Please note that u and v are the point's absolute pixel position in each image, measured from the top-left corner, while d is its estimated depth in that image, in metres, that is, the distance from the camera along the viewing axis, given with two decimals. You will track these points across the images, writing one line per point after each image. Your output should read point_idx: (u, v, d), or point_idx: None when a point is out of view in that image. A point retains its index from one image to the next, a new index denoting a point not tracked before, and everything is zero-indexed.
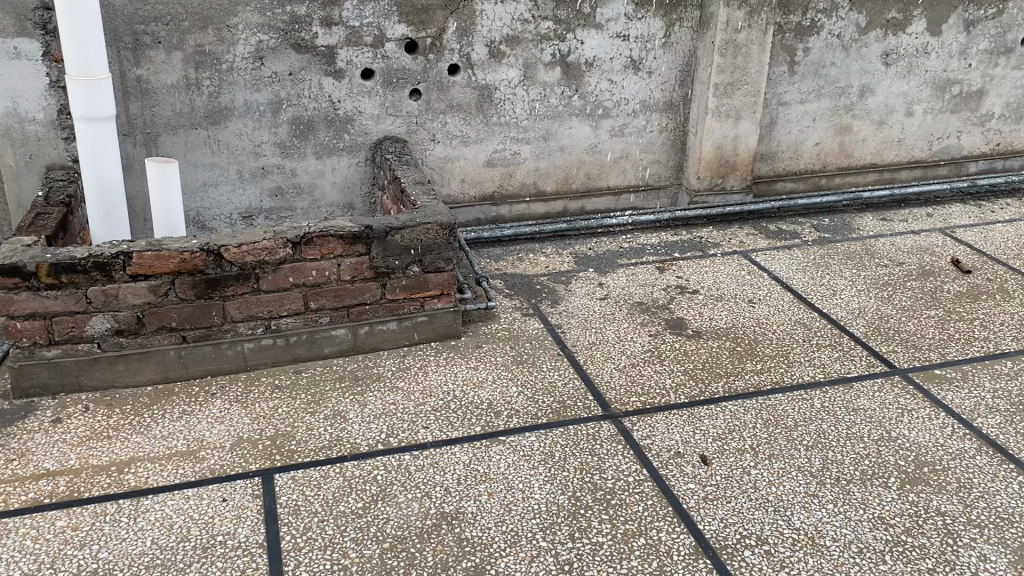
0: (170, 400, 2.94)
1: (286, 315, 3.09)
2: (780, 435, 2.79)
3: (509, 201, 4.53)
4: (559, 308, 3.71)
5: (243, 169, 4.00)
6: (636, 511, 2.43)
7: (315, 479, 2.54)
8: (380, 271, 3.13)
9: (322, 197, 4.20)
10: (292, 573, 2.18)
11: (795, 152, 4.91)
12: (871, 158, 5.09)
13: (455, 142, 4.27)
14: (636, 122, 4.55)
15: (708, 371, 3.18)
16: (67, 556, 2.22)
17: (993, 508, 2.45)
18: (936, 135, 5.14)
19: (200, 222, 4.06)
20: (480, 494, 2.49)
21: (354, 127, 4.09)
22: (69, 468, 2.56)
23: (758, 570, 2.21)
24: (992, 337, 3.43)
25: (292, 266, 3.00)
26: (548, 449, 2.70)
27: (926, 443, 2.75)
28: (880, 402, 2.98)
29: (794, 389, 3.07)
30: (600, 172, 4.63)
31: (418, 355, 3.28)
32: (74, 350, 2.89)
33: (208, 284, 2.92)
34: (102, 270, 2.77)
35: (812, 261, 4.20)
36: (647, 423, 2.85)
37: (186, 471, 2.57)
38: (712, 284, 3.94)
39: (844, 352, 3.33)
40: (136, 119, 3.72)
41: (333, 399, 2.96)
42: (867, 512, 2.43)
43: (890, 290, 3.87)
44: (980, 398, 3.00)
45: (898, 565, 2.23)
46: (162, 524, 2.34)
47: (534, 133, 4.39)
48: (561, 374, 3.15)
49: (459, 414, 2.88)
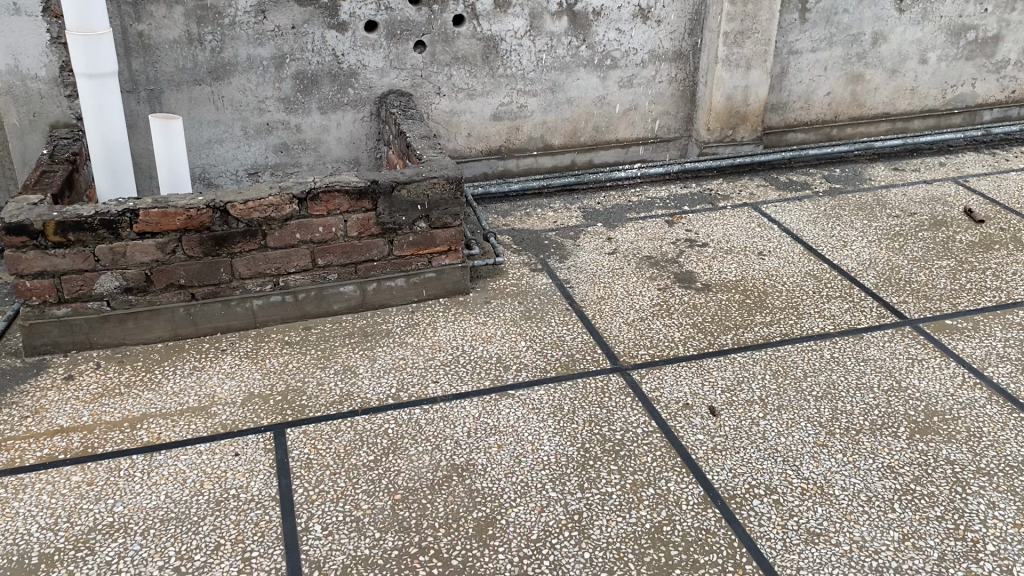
0: (180, 356, 2.96)
1: (294, 271, 3.09)
2: (790, 385, 2.79)
3: (516, 155, 4.49)
4: (567, 262, 3.69)
5: (248, 125, 3.97)
6: (645, 462, 2.44)
7: (327, 433, 2.56)
8: (387, 226, 3.12)
9: (329, 152, 4.17)
10: (306, 525, 2.20)
11: (806, 102, 4.84)
12: (883, 107, 5.01)
13: (461, 95, 4.22)
14: (644, 72, 4.48)
15: (718, 323, 3.17)
16: (84, 510, 2.24)
17: (1003, 456, 2.45)
18: (950, 83, 5.06)
19: (206, 179, 4.05)
20: (490, 446, 2.51)
21: (359, 82, 4.04)
22: (82, 424, 2.58)
23: (768, 519, 2.23)
24: (1004, 286, 3.41)
25: (298, 223, 2.99)
26: (557, 402, 2.71)
27: (935, 392, 2.75)
28: (890, 352, 2.97)
29: (803, 340, 3.06)
30: (608, 125, 4.58)
31: (427, 310, 3.28)
32: (84, 308, 2.89)
33: (215, 241, 2.91)
34: (109, 228, 2.77)
35: (823, 212, 4.17)
36: (655, 375, 2.85)
37: (198, 427, 2.58)
38: (722, 237, 3.91)
39: (855, 303, 3.31)
40: (138, 76, 3.69)
41: (342, 354, 2.97)
42: (877, 461, 2.43)
43: (902, 241, 3.84)
44: (991, 347, 2.99)
45: (907, 513, 2.24)
46: (175, 478, 2.37)
47: (541, 86, 4.33)
48: (569, 328, 3.15)
49: (468, 368, 2.88)
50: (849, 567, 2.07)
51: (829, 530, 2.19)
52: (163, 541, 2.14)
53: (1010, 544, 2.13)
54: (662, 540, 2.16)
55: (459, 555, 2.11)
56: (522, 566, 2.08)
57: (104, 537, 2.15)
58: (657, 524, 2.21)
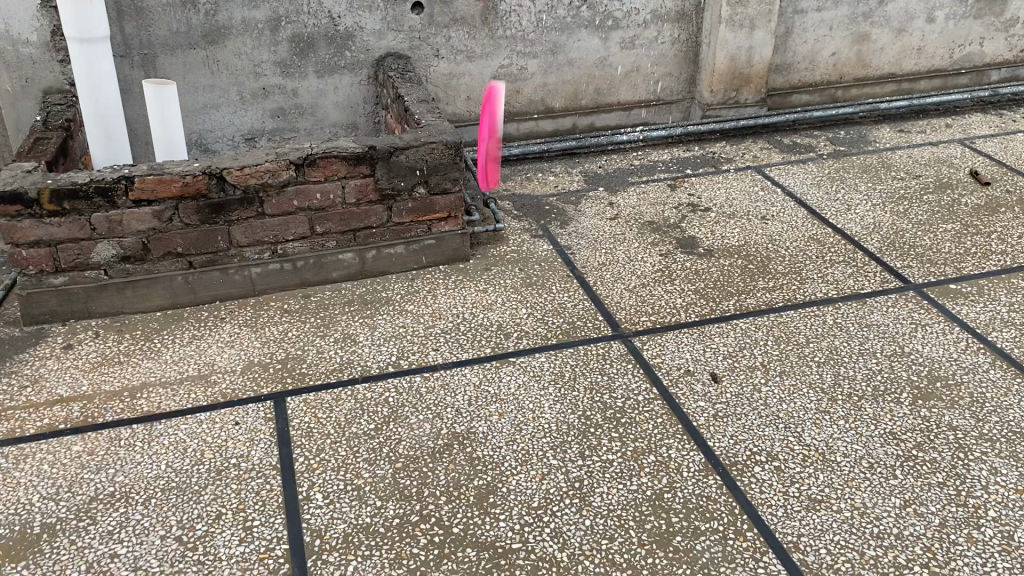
0: (179, 325, 2.95)
1: (292, 239, 3.06)
2: (792, 351, 2.77)
3: (517, 118, 4.43)
4: (569, 228, 3.66)
5: (244, 90, 3.92)
6: (646, 429, 2.43)
7: (327, 401, 2.55)
8: (386, 193, 3.08)
9: (326, 117, 4.12)
10: (306, 494, 2.20)
11: (811, 63, 4.76)
12: (889, 67, 4.93)
13: (460, 58, 4.15)
14: (647, 33, 4.40)
15: (720, 289, 3.15)
16: (85, 480, 2.25)
17: (1006, 422, 2.44)
18: (958, 42, 4.97)
19: (203, 145, 4.01)
20: (491, 414, 2.50)
21: (355, 44, 3.97)
22: (82, 393, 2.58)
23: (769, 486, 2.22)
24: (1010, 250, 3.37)
25: (296, 189, 2.95)
26: (558, 369, 2.69)
27: (938, 357, 2.73)
28: (894, 317, 2.95)
29: (806, 305, 3.03)
30: (609, 87, 4.51)
31: (427, 278, 3.26)
32: (82, 277, 2.87)
33: (212, 209, 2.88)
34: (104, 196, 2.73)
35: (827, 175, 4.12)
36: (657, 342, 2.84)
37: (198, 395, 2.58)
38: (724, 201, 3.87)
39: (858, 268, 3.28)
40: (132, 40, 3.63)
41: (342, 322, 2.96)
42: (879, 428, 2.42)
43: (907, 204, 3.80)
44: (995, 312, 2.97)
45: (908, 479, 2.24)
46: (176, 447, 2.36)
47: (541, 47, 4.26)
48: (570, 295, 3.13)
49: (469, 336, 2.87)
50: (851, 534, 2.07)
51: (830, 497, 2.18)
52: (164, 510, 2.14)
53: (1012, 510, 2.13)
54: (663, 508, 2.16)
55: (460, 522, 2.11)
56: (523, 533, 2.08)
57: (105, 507, 2.15)
58: (657, 491, 2.21)
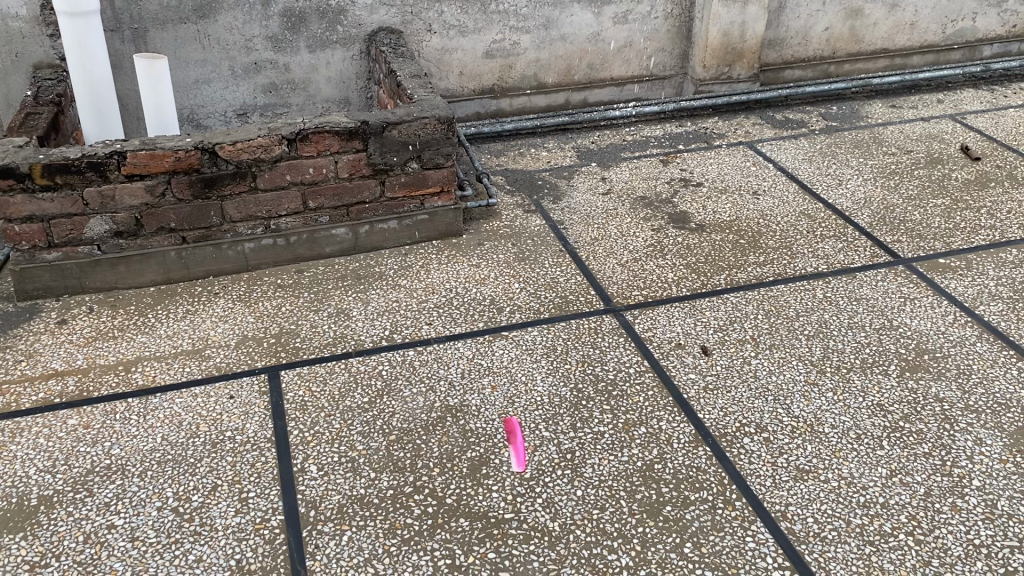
0: (173, 300, 2.96)
1: (285, 214, 3.06)
2: (782, 325, 2.80)
3: (510, 93, 4.43)
4: (562, 204, 3.67)
5: (235, 65, 3.90)
6: (637, 401, 2.46)
7: (321, 374, 2.57)
8: (378, 168, 3.08)
9: (318, 92, 4.11)
10: (301, 466, 2.23)
11: (804, 38, 4.76)
12: (882, 42, 4.93)
13: (452, 32, 4.14)
14: (640, 8, 4.39)
15: (711, 264, 3.17)
16: (81, 453, 2.26)
17: (991, 393, 2.48)
18: (950, 17, 4.97)
19: (195, 120, 4.00)
20: (484, 387, 2.52)
21: (347, 19, 3.95)
22: (77, 368, 2.59)
23: (758, 457, 2.26)
24: (999, 225, 3.40)
25: (289, 164, 2.95)
26: (550, 343, 2.72)
27: (926, 330, 2.76)
28: (883, 291, 2.98)
29: (796, 280, 3.06)
30: (602, 63, 4.51)
31: (420, 253, 3.27)
32: (75, 252, 2.87)
33: (205, 183, 2.88)
34: (97, 171, 2.73)
35: (819, 150, 4.13)
36: (648, 316, 2.86)
37: (193, 369, 2.60)
38: (716, 176, 3.88)
39: (849, 243, 3.30)
40: (122, 14, 3.60)
41: (336, 297, 2.97)
42: (867, 400, 2.46)
43: (897, 178, 3.82)
44: (983, 285, 2.99)
45: (895, 449, 2.27)
46: (171, 421, 2.38)
47: (534, 22, 4.24)
48: (563, 270, 3.15)
49: (461, 310, 2.89)
50: (837, 503, 2.11)
51: (818, 467, 2.22)
52: (160, 482, 2.17)
53: (996, 479, 2.17)
54: (653, 478, 2.19)
55: (453, 493, 2.14)
56: (515, 503, 2.11)
57: (101, 479, 2.18)
58: (648, 462, 2.24)
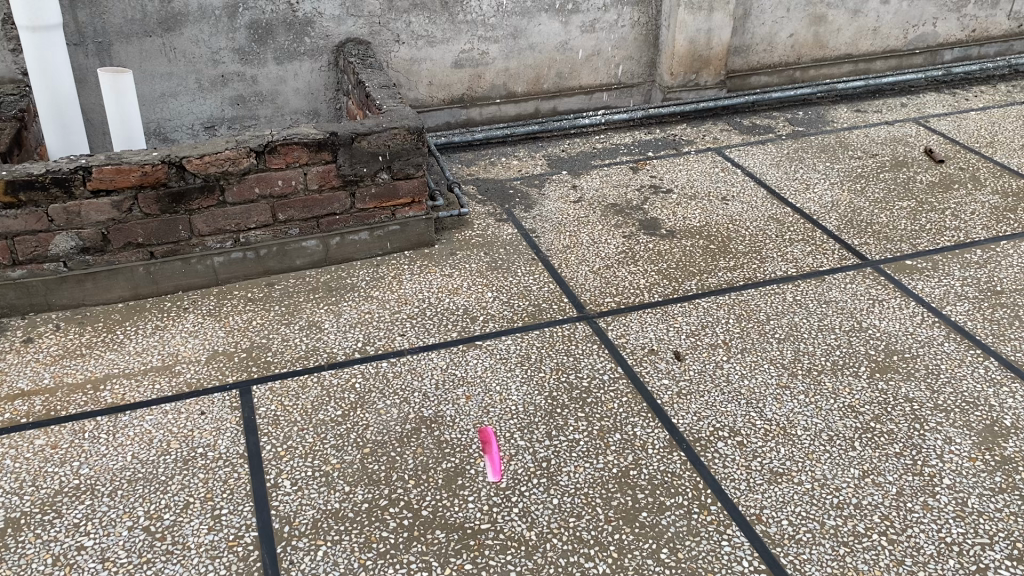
0: (142, 316, 2.92)
1: (254, 227, 3.04)
2: (753, 329, 2.82)
3: (479, 103, 4.43)
4: (533, 212, 3.67)
5: (202, 78, 3.87)
6: (611, 408, 2.46)
7: (293, 389, 2.55)
8: (348, 179, 3.07)
9: (286, 104, 4.09)
10: (274, 481, 2.20)
11: (769, 44, 4.81)
12: (846, 48, 5.00)
13: (421, 43, 4.14)
14: (607, 16, 4.41)
15: (682, 270, 3.19)
16: (48, 473, 2.22)
17: (960, 392, 2.51)
18: (912, 23, 5.05)
19: (162, 134, 3.96)
20: (458, 397, 2.51)
21: (315, 30, 3.94)
22: (44, 387, 2.55)
23: (732, 460, 2.27)
24: (963, 225, 3.45)
25: (257, 177, 2.93)
26: (524, 352, 2.71)
27: (895, 331, 2.80)
28: (852, 293, 3.01)
29: (766, 284, 3.08)
30: (571, 71, 4.53)
31: (391, 264, 3.26)
32: (41, 269, 2.83)
33: (173, 198, 2.85)
34: (62, 187, 2.69)
35: (786, 155, 4.18)
36: (621, 322, 2.87)
37: (163, 386, 2.56)
38: (685, 183, 3.91)
39: (817, 246, 3.34)
40: (85, 28, 3.57)
41: (307, 309, 2.95)
42: (839, 401, 2.48)
43: (864, 182, 3.87)
44: (950, 286, 3.04)
45: (867, 450, 2.30)
46: (141, 439, 2.35)
47: (502, 32, 4.25)
48: (535, 278, 3.15)
49: (435, 320, 2.88)
50: (811, 505, 2.12)
51: (791, 469, 2.23)
52: (131, 501, 2.13)
53: (965, 477, 2.20)
54: (629, 484, 2.19)
55: (429, 505, 2.13)
56: (491, 513, 2.11)
57: (70, 500, 2.14)
58: (623, 468, 2.24)
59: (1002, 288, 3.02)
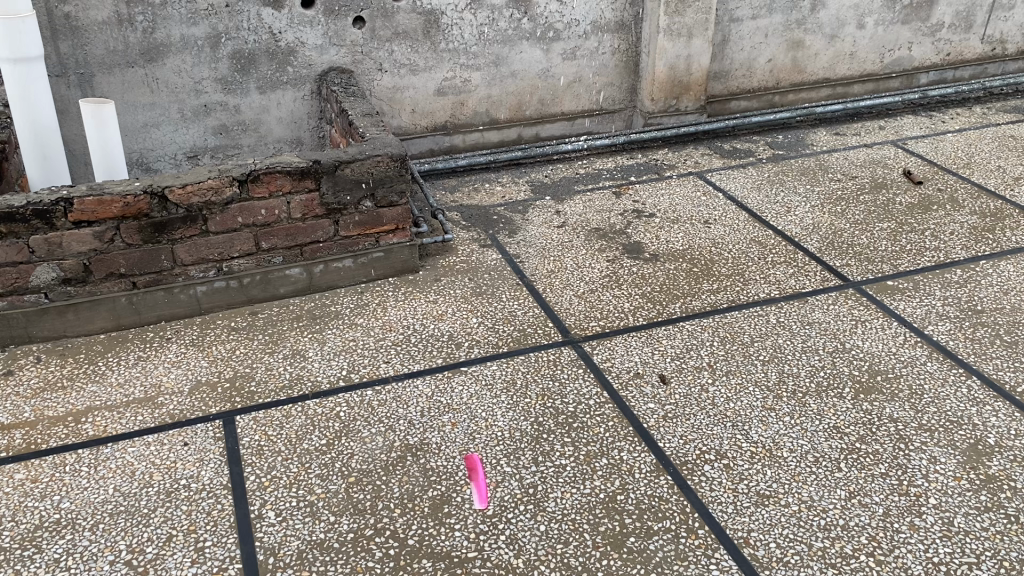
0: (125, 347, 2.89)
1: (237, 256, 3.03)
2: (737, 351, 2.83)
3: (463, 130, 4.45)
4: (517, 237, 3.69)
5: (185, 107, 3.88)
6: (598, 433, 2.45)
7: (277, 418, 2.53)
8: (332, 207, 3.07)
9: (269, 132, 4.10)
10: (258, 513, 2.18)
11: (748, 70, 4.87)
12: (824, 73, 5.07)
13: (403, 71, 4.17)
14: (588, 44, 4.46)
15: (666, 292, 3.20)
16: (28, 508, 2.19)
17: (944, 412, 2.52)
18: (888, 47, 5.13)
19: (144, 164, 3.96)
20: (444, 424, 2.50)
21: (298, 59, 3.96)
22: (24, 421, 2.51)
23: (719, 484, 2.26)
24: (943, 246, 3.49)
25: (240, 206, 2.93)
26: (510, 377, 2.71)
27: (879, 351, 2.82)
28: (834, 314, 3.03)
29: (749, 306, 3.10)
30: (553, 98, 4.56)
31: (376, 291, 3.25)
32: (21, 301, 2.80)
33: (155, 228, 2.84)
34: (43, 218, 2.68)
35: (767, 178, 4.22)
36: (606, 347, 2.87)
37: (145, 418, 2.54)
38: (668, 207, 3.93)
39: (799, 268, 3.36)
40: (67, 59, 3.58)
41: (291, 338, 2.94)
42: (823, 423, 2.49)
43: (844, 204, 3.90)
44: (931, 306, 3.07)
45: (852, 471, 2.30)
46: (124, 471, 2.32)
47: (484, 60, 4.29)
48: (520, 303, 3.15)
49: (419, 347, 2.87)
50: (798, 527, 2.12)
51: (778, 491, 2.23)
52: (113, 535, 2.11)
53: (950, 497, 2.20)
54: (616, 509, 2.18)
55: (415, 534, 2.11)
56: (478, 541, 2.09)
57: (51, 534, 2.11)
58: (610, 494, 2.24)
59: (983, 307, 3.04)
